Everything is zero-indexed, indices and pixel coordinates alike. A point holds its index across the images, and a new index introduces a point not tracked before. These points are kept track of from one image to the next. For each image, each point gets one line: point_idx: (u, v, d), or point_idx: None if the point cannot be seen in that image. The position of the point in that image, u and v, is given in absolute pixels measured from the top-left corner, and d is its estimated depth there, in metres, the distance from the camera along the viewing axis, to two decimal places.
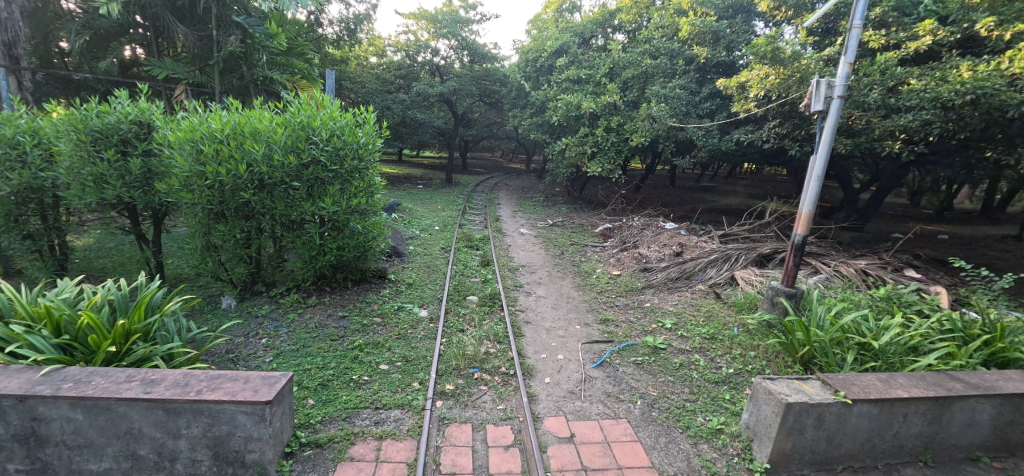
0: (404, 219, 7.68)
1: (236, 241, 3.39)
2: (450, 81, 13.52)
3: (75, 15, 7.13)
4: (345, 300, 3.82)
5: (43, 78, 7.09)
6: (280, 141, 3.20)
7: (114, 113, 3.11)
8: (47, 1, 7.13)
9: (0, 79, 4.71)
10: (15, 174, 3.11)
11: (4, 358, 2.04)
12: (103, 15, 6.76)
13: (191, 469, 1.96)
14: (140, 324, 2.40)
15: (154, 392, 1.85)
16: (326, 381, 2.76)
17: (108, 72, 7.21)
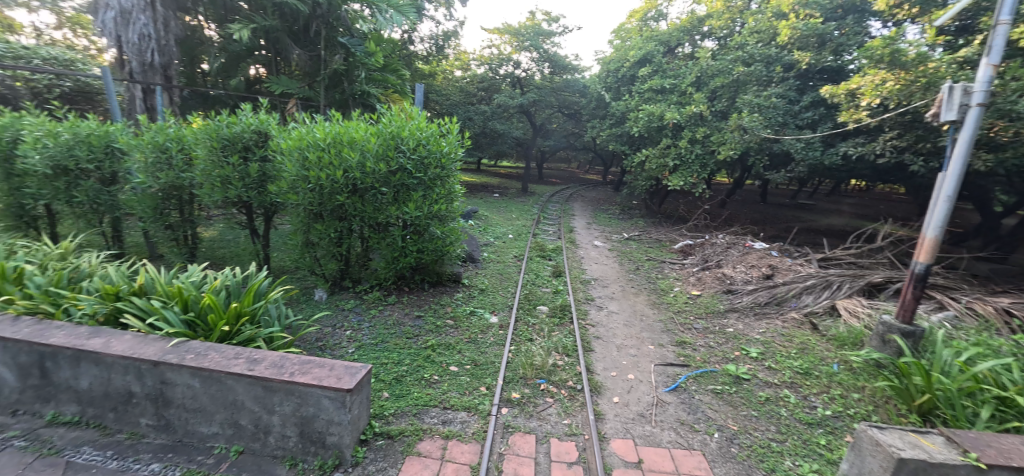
0: (480, 226, 7.92)
1: (330, 239, 3.72)
2: (530, 92, 13.79)
3: (218, 42, 8.41)
4: (421, 301, 4.01)
5: (189, 95, 8.46)
6: (372, 149, 3.48)
7: (240, 124, 3.58)
8: (195, 30, 8.50)
9: (155, 95, 5.76)
10: (163, 174, 3.67)
11: (145, 327, 2.41)
12: (236, 41, 7.94)
13: (280, 444, 2.16)
14: (249, 308, 2.71)
15: (256, 370, 2.08)
16: (400, 377, 2.91)
17: (237, 88, 8.39)
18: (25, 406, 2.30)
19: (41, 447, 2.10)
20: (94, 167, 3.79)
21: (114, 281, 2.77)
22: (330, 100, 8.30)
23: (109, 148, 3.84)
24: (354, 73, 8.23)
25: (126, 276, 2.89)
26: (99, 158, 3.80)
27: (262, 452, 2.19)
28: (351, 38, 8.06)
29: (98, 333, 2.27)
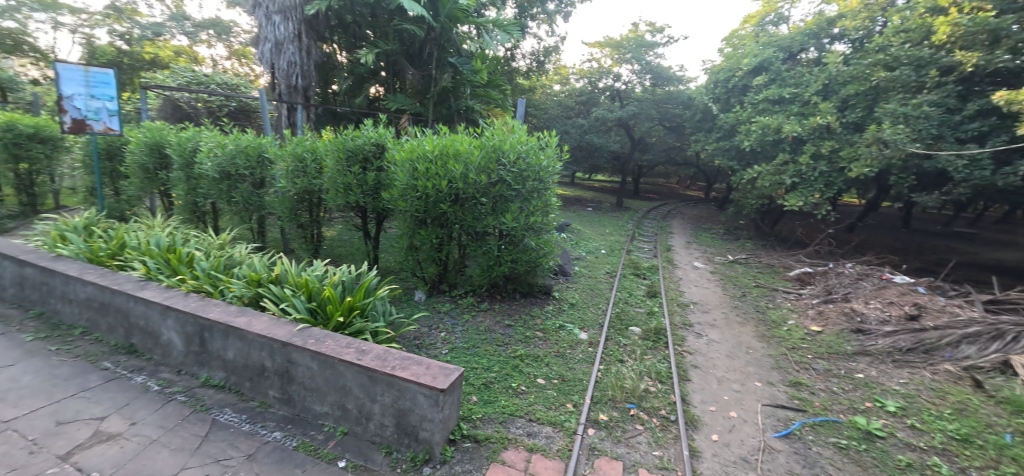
0: (573, 240, 7.88)
1: (432, 245, 3.97)
2: (630, 105, 13.47)
3: (348, 66, 9.59)
4: (512, 310, 4.08)
5: (324, 112, 9.78)
6: (475, 162, 3.66)
7: (362, 138, 4.01)
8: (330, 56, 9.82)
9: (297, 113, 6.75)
10: (299, 180, 4.24)
11: (278, 311, 2.77)
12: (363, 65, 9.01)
13: (378, 432, 2.32)
14: (360, 302, 2.97)
15: (363, 360, 2.27)
16: (488, 383, 2.97)
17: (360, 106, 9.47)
18: (188, 367, 2.78)
19: (197, 403, 2.52)
20: (248, 173, 4.51)
21: (257, 269, 3.24)
22: (437, 115, 9.02)
23: (260, 158, 4.54)
24: (460, 90, 8.94)
25: (267, 266, 3.37)
26: (252, 166, 4.51)
27: (363, 437, 2.36)
28: (460, 58, 9.01)
29: (243, 313, 2.67)
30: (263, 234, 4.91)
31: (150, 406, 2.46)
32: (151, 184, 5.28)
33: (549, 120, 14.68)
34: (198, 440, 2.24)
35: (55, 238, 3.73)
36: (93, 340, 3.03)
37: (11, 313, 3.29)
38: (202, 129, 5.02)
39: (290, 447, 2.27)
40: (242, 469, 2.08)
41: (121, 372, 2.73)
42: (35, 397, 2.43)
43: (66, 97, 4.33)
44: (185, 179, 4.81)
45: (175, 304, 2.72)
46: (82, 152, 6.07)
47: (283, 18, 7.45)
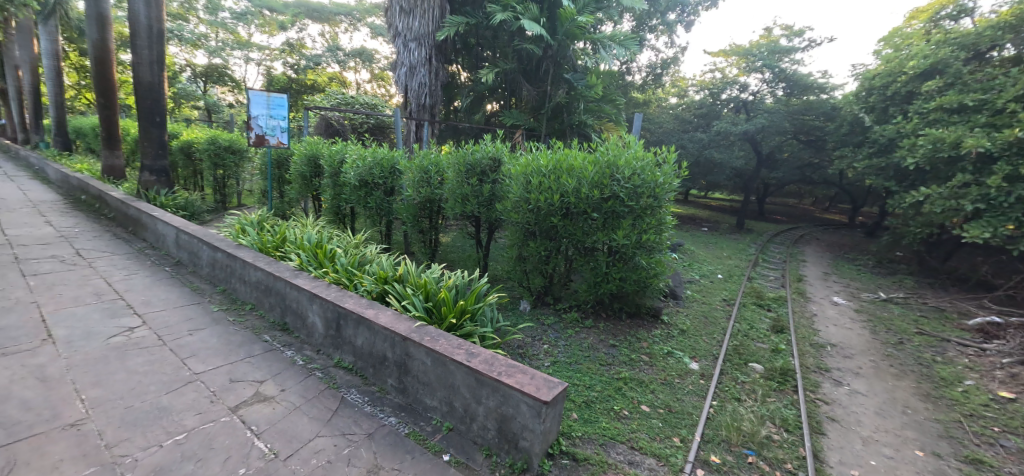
0: (685, 262, 7.40)
1: (540, 257, 4.06)
2: (758, 118, 12.26)
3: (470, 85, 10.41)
4: (617, 330, 3.96)
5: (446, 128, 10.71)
6: (588, 177, 3.68)
7: (481, 152, 4.29)
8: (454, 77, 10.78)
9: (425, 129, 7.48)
10: (424, 190, 4.67)
11: (400, 307, 3.04)
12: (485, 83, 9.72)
13: (480, 433, 2.35)
14: (471, 307, 3.15)
15: (472, 362, 2.32)
16: (590, 402, 2.91)
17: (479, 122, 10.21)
18: (324, 348, 3.17)
19: (329, 381, 2.84)
20: (382, 182, 5.09)
21: (385, 268, 3.63)
22: (549, 129, 9.61)
23: (393, 169, 5.12)
24: (573, 105, 9.37)
25: (393, 265, 3.75)
26: (385, 176, 5.09)
27: (466, 436, 2.41)
28: (575, 75, 9.33)
29: (372, 304, 2.97)
30: (390, 237, 5.48)
31: (295, 377, 2.86)
32: (307, 190, 6.26)
33: (664, 134, 14.07)
34: (329, 414, 2.52)
35: (239, 230, 4.62)
36: (258, 315, 3.66)
37: (207, 288, 4.15)
38: (348, 143, 5.83)
39: (402, 434, 2.42)
40: (362, 446, 2.29)
41: (275, 345, 3.23)
42: (217, 358, 3.00)
43: (253, 117, 5.41)
44: (333, 186, 5.62)
45: (319, 292, 3.13)
46: (262, 162, 7.49)
47: (418, 45, 8.38)
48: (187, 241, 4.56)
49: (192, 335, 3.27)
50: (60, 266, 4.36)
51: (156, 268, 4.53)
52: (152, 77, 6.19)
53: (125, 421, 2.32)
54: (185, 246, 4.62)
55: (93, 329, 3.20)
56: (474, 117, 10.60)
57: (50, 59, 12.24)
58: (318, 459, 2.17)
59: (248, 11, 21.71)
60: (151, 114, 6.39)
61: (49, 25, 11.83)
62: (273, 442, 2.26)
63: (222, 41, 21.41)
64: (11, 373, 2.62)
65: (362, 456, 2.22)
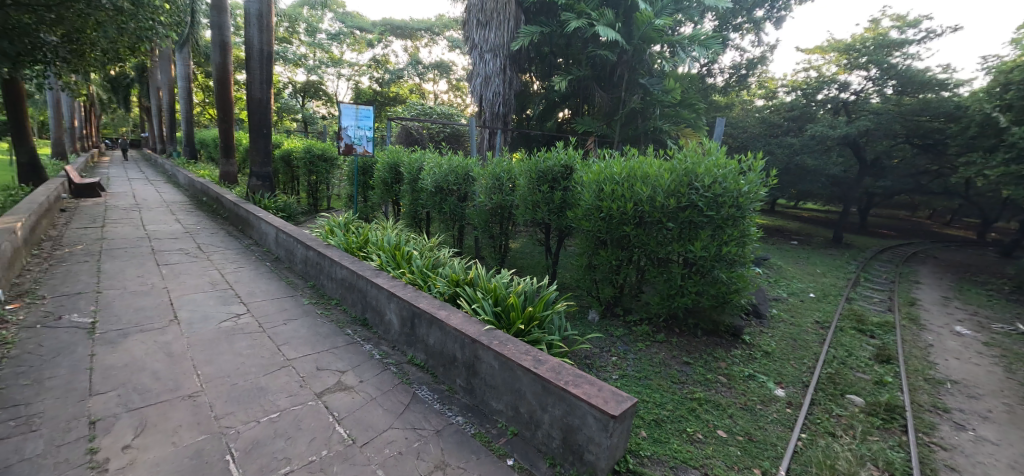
0: (770, 278, 6.79)
1: (610, 266, 3.97)
2: (860, 120, 10.97)
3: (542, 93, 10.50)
4: (691, 347, 3.74)
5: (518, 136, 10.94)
6: (665, 185, 3.56)
7: (553, 159, 4.32)
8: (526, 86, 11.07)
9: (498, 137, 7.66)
10: (495, 196, 4.79)
11: (470, 310, 3.12)
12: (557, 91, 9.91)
13: (545, 442, 2.32)
14: (539, 314, 3.14)
15: (539, 369, 2.30)
16: (660, 421, 2.75)
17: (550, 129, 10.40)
18: (399, 344, 3.34)
19: (402, 376, 2.99)
20: (456, 188, 5.28)
21: (457, 271, 3.76)
22: (623, 135, 9.72)
23: (466, 176, 5.30)
24: (649, 111, 9.48)
25: (464, 268, 3.87)
26: (459, 182, 5.28)
27: (530, 443, 2.40)
28: (651, 79, 9.36)
29: (443, 306, 3.07)
30: (461, 241, 5.67)
31: (371, 370, 3.04)
32: (388, 195, 6.69)
33: (749, 139, 13.04)
34: (401, 407, 2.65)
35: (328, 231, 5.04)
36: (342, 309, 3.96)
37: (299, 282, 4.57)
38: (426, 151, 6.15)
39: (468, 434, 2.47)
40: (431, 442, 2.37)
41: (355, 338, 3.47)
42: (306, 346, 3.29)
43: (344, 128, 5.89)
44: (411, 192, 5.95)
45: (397, 291, 3.30)
46: (350, 169, 8.17)
47: (493, 55, 8.63)
48: (284, 239, 5.08)
49: (286, 324, 3.61)
50: (186, 258, 5.06)
51: (259, 263, 5.09)
52: (261, 94, 6.98)
53: (230, 397, 2.62)
54: (283, 244, 5.14)
55: (208, 314, 3.68)
56: (545, 124, 10.68)
57: (185, 80, 14.35)
58: (391, 450, 2.28)
59: (342, 32, 24.09)
60: (260, 126, 7.19)
61: (185, 52, 13.90)
62: (352, 428, 2.42)
63: (319, 59, 23.82)
64: (146, 347, 3.08)
65: (431, 451, 2.30)
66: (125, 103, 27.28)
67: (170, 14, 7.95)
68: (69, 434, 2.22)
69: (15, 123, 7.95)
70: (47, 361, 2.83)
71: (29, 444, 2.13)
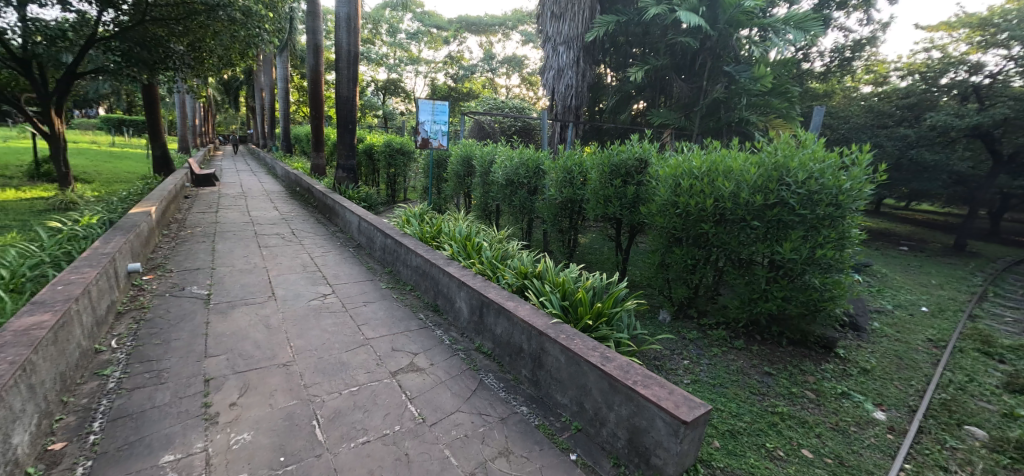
0: (872, 288, 6.04)
1: (684, 265, 3.79)
2: (997, 107, 9.30)
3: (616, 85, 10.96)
4: (774, 357, 3.44)
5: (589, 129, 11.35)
6: (751, 180, 3.33)
7: (627, 153, 4.21)
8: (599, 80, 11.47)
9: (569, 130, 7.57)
10: (565, 190, 4.75)
11: (538, 303, 3.13)
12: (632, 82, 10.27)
13: (609, 441, 2.26)
14: (608, 311, 3.06)
15: (607, 366, 2.24)
16: (735, 433, 2.56)
17: (623, 121, 10.75)
18: (467, 332, 3.44)
19: (470, 362, 3.08)
20: (527, 181, 5.32)
21: (525, 263, 3.79)
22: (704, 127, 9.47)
23: (537, 169, 5.30)
24: (734, 101, 8.95)
25: (533, 261, 3.89)
26: (529, 175, 5.31)
27: (594, 440, 2.35)
28: (739, 66, 8.96)
29: (511, 297, 3.10)
30: (530, 234, 5.71)
31: (442, 354, 3.17)
32: (460, 187, 6.92)
33: (852, 131, 11.61)
34: (468, 392, 2.73)
35: (404, 221, 5.32)
36: (416, 295, 4.17)
37: (378, 268, 4.89)
38: (498, 145, 6.26)
39: (532, 424, 2.48)
40: (495, 428, 2.42)
41: (427, 323, 3.64)
42: (383, 327, 3.51)
43: (421, 122, 6.19)
44: (482, 185, 6.11)
45: (467, 280, 3.40)
46: (426, 162, 8.56)
47: (567, 48, 8.56)
48: (366, 228, 5.44)
49: (366, 306, 3.88)
50: (282, 242, 5.63)
51: (343, 248, 5.51)
52: (349, 93, 7.51)
53: (317, 368, 2.87)
54: (364, 232, 5.51)
55: (300, 292, 4.06)
56: (619, 116, 11.03)
57: (284, 81, 15.86)
58: (457, 432, 2.37)
59: (420, 31, 25.22)
60: (346, 122, 7.74)
61: (284, 55, 15.40)
62: (422, 408, 2.55)
63: (399, 58, 25.29)
64: (249, 318, 3.49)
65: (495, 437, 2.35)
66: (236, 103, 30.95)
67: (274, 21, 8.82)
68: (189, 389, 2.57)
69: (152, 123, 9.30)
70: (173, 325, 3.30)
71: (159, 394, 2.51)
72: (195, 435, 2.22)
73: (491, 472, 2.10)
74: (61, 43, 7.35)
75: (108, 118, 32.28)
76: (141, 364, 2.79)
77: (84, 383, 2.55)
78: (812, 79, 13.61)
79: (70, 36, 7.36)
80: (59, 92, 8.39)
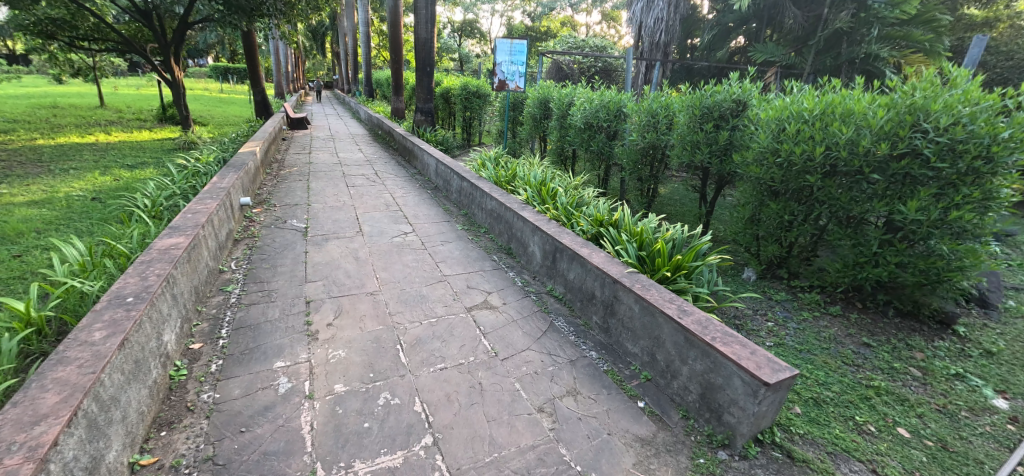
0: (1011, 261, 5.10)
1: (780, 222, 3.48)
2: None
3: (716, 18, 11.01)
4: (876, 328, 3.09)
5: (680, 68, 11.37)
6: (876, 124, 2.86)
7: (723, 93, 3.83)
8: (696, 15, 11.73)
9: (656, 68, 7.22)
10: (649, 135, 4.45)
11: (613, 252, 3.06)
12: (735, 13, 10.21)
13: (680, 393, 2.21)
14: (687, 264, 2.91)
15: (683, 319, 2.14)
16: (820, 402, 2.39)
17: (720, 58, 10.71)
18: (540, 275, 3.48)
19: (541, 304, 3.15)
20: (606, 125, 5.05)
21: (601, 211, 3.67)
22: (818, 66, 8.71)
23: (618, 112, 5.00)
24: (861, 32, 7.98)
25: (609, 209, 3.76)
26: (610, 118, 5.02)
27: (664, 391, 2.32)
28: None
29: (586, 244, 3.04)
30: (606, 182, 5.53)
31: (514, 295, 3.27)
32: (536, 131, 6.77)
33: (1016, 69, 9.48)
34: (539, 333, 2.81)
35: (480, 165, 5.37)
36: (490, 238, 4.26)
37: (454, 210, 5.04)
38: (577, 86, 5.95)
39: (601, 369, 2.51)
40: (565, 369, 2.48)
41: (501, 265, 3.73)
42: (459, 266, 3.67)
43: (498, 63, 6.06)
44: (559, 128, 5.92)
45: (542, 225, 3.38)
46: (501, 105, 8.43)
47: None
48: (443, 170, 5.57)
49: (443, 245, 4.06)
50: (367, 182, 5.99)
51: (422, 190, 5.74)
52: (426, 34, 7.44)
53: (400, 299, 3.11)
54: (441, 174, 5.67)
55: (384, 229, 4.34)
56: (716, 52, 11.16)
57: (366, 26, 16.12)
58: (527, 368, 2.46)
59: None
60: (424, 65, 7.77)
61: None
62: (495, 343, 2.67)
63: None
64: (342, 250, 3.82)
65: (564, 377, 2.41)
66: (322, 48, 32.39)
67: None
68: (294, 307, 2.93)
69: (252, 69, 10.02)
70: (278, 252, 3.73)
71: (271, 310, 2.89)
72: (301, 346, 2.54)
73: (559, 408, 2.18)
74: None
75: (217, 67, 35.50)
76: (255, 284, 3.21)
77: (212, 296, 3.01)
78: (969, 3, 11.12)
79: None
80: (175, 41, 9.22)
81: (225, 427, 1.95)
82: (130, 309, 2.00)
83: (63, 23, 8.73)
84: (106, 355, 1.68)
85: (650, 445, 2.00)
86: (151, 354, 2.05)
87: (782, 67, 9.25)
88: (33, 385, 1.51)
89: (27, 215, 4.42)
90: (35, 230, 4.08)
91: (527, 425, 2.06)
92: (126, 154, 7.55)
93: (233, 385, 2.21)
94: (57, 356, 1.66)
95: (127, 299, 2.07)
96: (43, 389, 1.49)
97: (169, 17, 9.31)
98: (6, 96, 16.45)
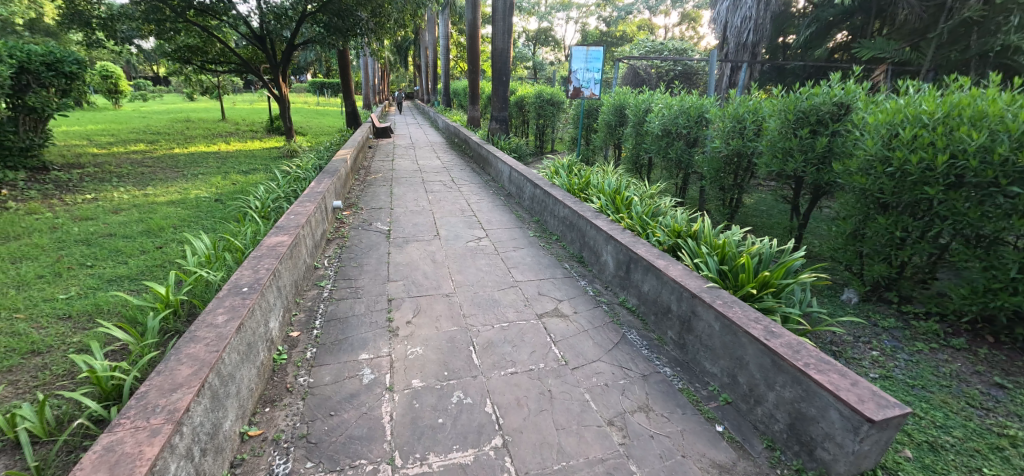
0: None
1: (890, 238, 3.11)
2: None
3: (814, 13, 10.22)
4: (1013, 366, 2.63)
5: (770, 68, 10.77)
6: (1017, 129, 2.45)
7: (822, 95, 3.52)
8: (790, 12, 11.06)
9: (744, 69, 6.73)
10: (734, 141, 4.21)
11: (691, 264, 2.93)
12: (836, 5, 9.40)
13: (765, 421, 2.06)
14: (775, 282, 2.71)
15: (771, 341, 1.99)
16: (937, 447, 2.10)
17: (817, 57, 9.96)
18: (612, 285, 3.43)
19: (613, 315, 3.09)
20: (686, 131, 4.84)
21: (679, 221, 3.53)
22: (940, 61, 7.68)
23: (699, 117, 4.78)
24: (998, 21, 6.93)
25: (687, 219, 3.60)
26: (690, 124, 4.81)
27: (745, 416, 2.17)
28: None
29: (662, 256, 2.94)
30: (685, 191, 5.32)
31: (585, 304, 3.25)
32: (610, 138, 6.67)
33: None
34: (610, 345, 2.76)
35: (553, 172, 5.40)
36: (561, 245, 4.27)
37: (526, 216, 5.12)
38: (656, 91, 5.77)
39: (676, 386, 2.41)
40: (636, 384, 2.42)
41: (572, 273, 3.73)
42: (530, 272, 3.74)
43: (573, 71, 6.05)
44: (635, 135, 5.79)
45: (615, 235, 3.33)
46: (574, 112, 8.41)
47: None
48: (516, 177, 5.69)
49: (516, 251, 4.14)
50: (445, 188, 6.30)
51: (495, 196, 5.90)
52: (503, 44, 7.70)
53: (474, 301, 3.23)
54: (514, 181, 5.78)
55: (459, 233, 4.53)
56: (813, 51, 10.42)
57: (445, 38, 16.95)
58: (597, 380, 2.43)
59: None
60: (500, 74, 8.00)
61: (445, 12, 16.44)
62: (565, 352, 2.67)
63: None
64: (420, 253, 4.05)
65: (635, 392, 2.35)
66: (406, 62, 34.56)
67: None
68: (378, 304, 3.16)
69: (345, 83, 10.99)
70: (365, 253, 4.05)
71: (357, 305, 3.15)
72: (383, 342, 2.73)
73: (630, 423, 2.13)
74: (282, 18, 9.27)
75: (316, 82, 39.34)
76: (345, 281, 3.52)
77: (309, 290, 3.35)
78: None
79: (288, 14, 9.22)
80: (283, 61, 10.37)
81: (317, 409, 2.17)
82: (245, 298, 2.30)
83: (197, 48, 10.32)
84: (226, 338, 1.94)
85: (729, 473, 1.88)
86: (260, 339, 2.33)
87: (894, 64, 8.27)
88: (173, 357, 1.80)
89: (168, 212, 5.24)
90: (172, 225, 4.82)
91: (595, 436, 2.04)
92: (241, 162, 8.64)
93: (324, 372, 2.44)
94: (190, 334, 1.96)
95: (242, 289, 2.38)
96: (179, 362, 1.77)
97: (279, 40, 10.52)
98: (154, 112, 19.69)
